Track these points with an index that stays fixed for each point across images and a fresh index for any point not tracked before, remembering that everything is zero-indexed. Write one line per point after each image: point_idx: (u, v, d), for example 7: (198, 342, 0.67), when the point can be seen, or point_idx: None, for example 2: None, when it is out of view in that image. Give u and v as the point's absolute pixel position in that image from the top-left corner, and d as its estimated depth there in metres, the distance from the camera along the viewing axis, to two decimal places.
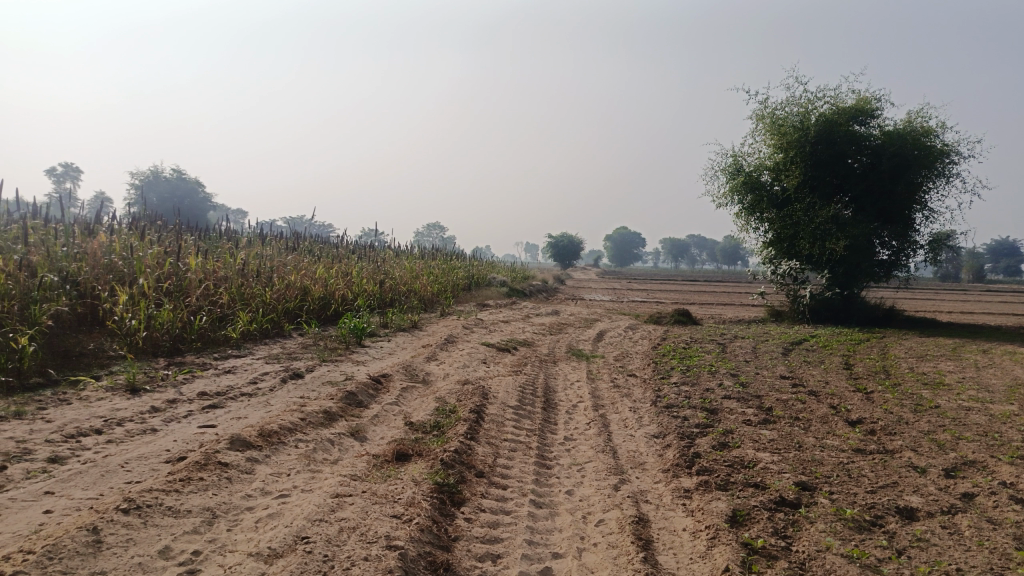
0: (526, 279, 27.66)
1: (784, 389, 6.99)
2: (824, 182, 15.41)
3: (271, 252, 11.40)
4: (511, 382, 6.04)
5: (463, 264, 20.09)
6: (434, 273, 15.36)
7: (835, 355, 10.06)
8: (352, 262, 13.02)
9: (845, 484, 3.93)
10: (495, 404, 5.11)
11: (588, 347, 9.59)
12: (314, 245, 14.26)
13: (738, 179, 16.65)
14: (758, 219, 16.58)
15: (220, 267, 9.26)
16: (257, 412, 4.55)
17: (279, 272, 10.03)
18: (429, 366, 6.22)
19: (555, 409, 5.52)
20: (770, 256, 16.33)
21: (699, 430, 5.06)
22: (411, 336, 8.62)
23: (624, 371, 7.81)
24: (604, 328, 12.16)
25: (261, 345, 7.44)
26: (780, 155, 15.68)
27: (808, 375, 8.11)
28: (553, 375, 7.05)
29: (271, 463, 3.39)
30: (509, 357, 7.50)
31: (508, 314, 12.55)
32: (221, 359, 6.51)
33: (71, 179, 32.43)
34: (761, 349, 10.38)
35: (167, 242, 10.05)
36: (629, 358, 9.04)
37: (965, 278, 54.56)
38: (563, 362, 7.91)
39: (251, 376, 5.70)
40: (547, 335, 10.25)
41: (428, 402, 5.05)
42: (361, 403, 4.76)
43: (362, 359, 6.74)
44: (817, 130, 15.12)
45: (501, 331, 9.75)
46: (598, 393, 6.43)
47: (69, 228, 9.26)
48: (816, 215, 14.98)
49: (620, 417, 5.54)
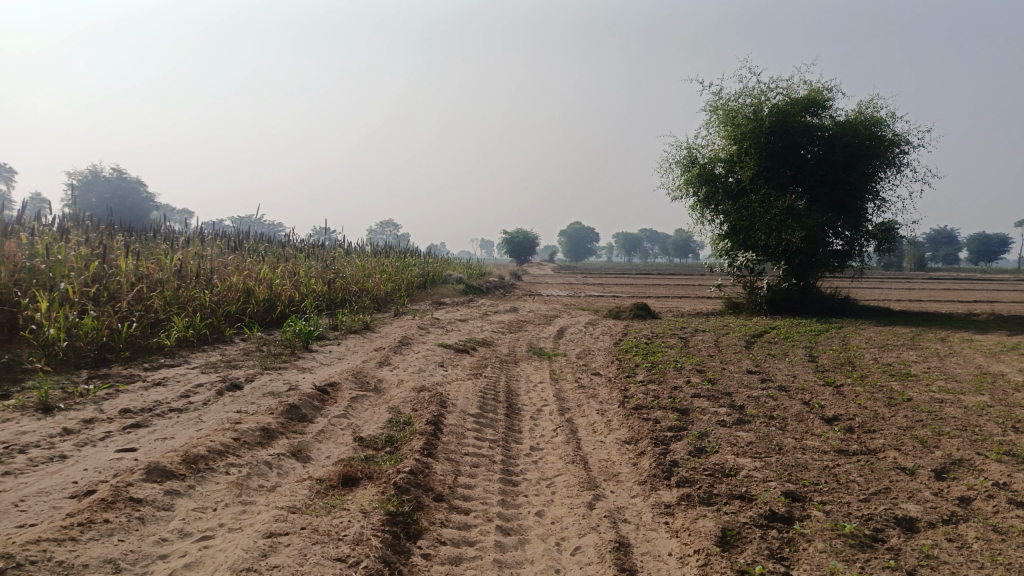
0: (481, 275, 27.20)
1: (754, 385, 6.73)
2: (778, 173, 15.36)
3: (212, 252, 10.75)
4: (470, 387, 5.63)
5: (417, 261, 19.58)
6: (387, 271, 14.84)
7: (798, 347, 9.89)
8: (299, 261, 12.42)
9: (836, 492, 3.62)
10: (454, 412, 4.68)
11: (548, 345, 9.23)
12: (258, 244, 13.59)
13: (693, 171, 16.51)
14: (714, 211, 16.45)
15: (154, 269, 8.62)
16: (185, 432, 4.05)
17: (219, 274, 9.41)
18: (382, 371, 5.77)
19: (519, 416, 5.12)
20: (727, 249, 16.18)
21: (673, 434, 4.72)
22: (361, 338, 8.12)
23: (587, 370, 7.46)
24: (564, 324, 11.81)
25: (198, 352, 6.87)
26: (735, 146, 15.58)
27: (775, 368, 7.87)
28: (515, 376, 6.66)
29: (195, 497, 2.91)
30: (467, 359, 7.08)
31: (464, 313, 12.13)
32: (152, 370, 5.94)
33: (3, 180, 30.80)
34: (723, 342, 10.16)
35: (96, 243, 9.36)
36: (592, 355, 8.70)
37: (907, 267, 56.17)
38: (524, 362, 7.52)
39: (183, 389, 5.15)
40: (505, 334, 9.86)
41: (379, 413, 4.60)
42: (304, 417, 4.29)
43: (308, 365, 6.23)
44: (771, 121, 15.05)
45: (458, 331, 9.31)
46: (563, 395, 6.06)
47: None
48: (772, 206, 14.89)
49: (588, 422, 5.17)
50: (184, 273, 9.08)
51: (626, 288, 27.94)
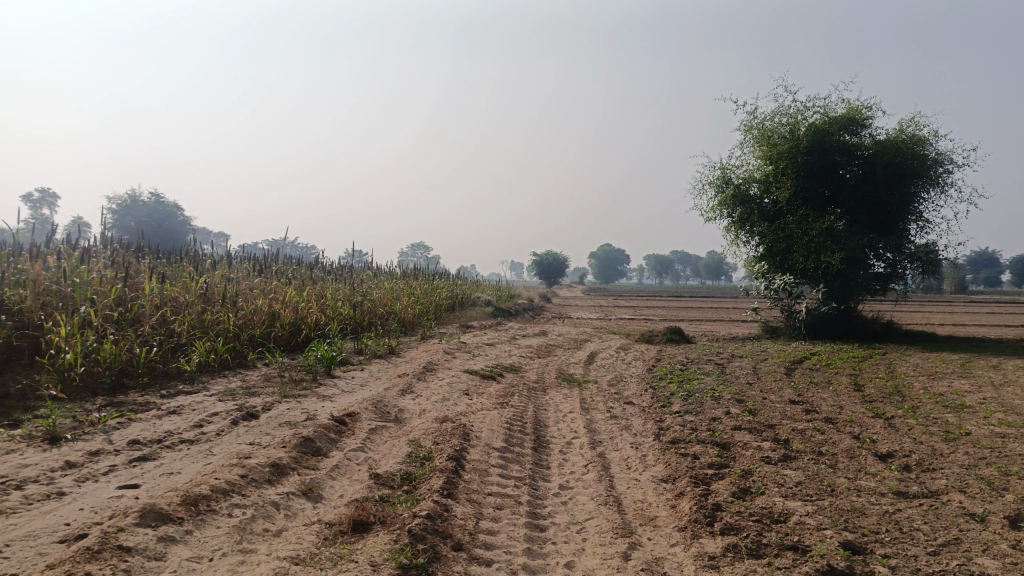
0: (511, 297, 26.96)
1: (798, 417, 6.32)
2: (816, 193, 14.92)
3: (239, 275, 10.67)
4: (496, 418, 5.33)
5: (447, 284, 19.42)
6: (416, 294, 14.67)
7: (841, 374, 9.41)
8: (327, 284, 12.30)
9: (900, 544, 3.25)
10: (478, 446, 4.40)
11: (579, 371, 8.91)
12: (287, 266, 13.53)
13: (728, 191, 16.14)
14: (750, 232, 16.05)
15: (178, 292, 8.53)
16: (193, 467, 3.82)
17: (244, 297, 9.29)
18: (404, 400, 5.52)
19: (547, 449, 4.82)
20: (763, 271, 15.73)
21: (714, 473, 4.37)
22: (386, 363, 7.90)
23: (620, 399, 7.12)
24: (595, 349, 11.46)
25: (218, 378, 6.69)
26: (770, 167, 15.20)
27: (818, 398, 7.44)
28: (543, 405, 6.35)
29: (191, 545, 2.66)
30: (493, 386, 6.81)
31: (493, 336, 11.86)
32: (170, 397, 5.76)
33: (46, 204, 31.49)
34: (762, 369, 9.73)
35: (123, 265, 9.32)
36: (624, 382, 8.36)
37: (948, 289, 54.67)
38: (553, 390, 7.21)
39: (197, 418, 4.95)
40: (534, 359, 9.56)
41: (398, 446, 4.33)
42: (319, 450, 4.04)
43: (328, 393, 6.01)
44: (808, 141, 14.65)
45: (485, 356, 9.03)
46: (594, 427, 5.74)
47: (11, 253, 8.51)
48: (810, 227, 14.45)
49: (621, 457, 4.85)
50: (210, 296, 8.97)
51: (657, 311, 27.45)
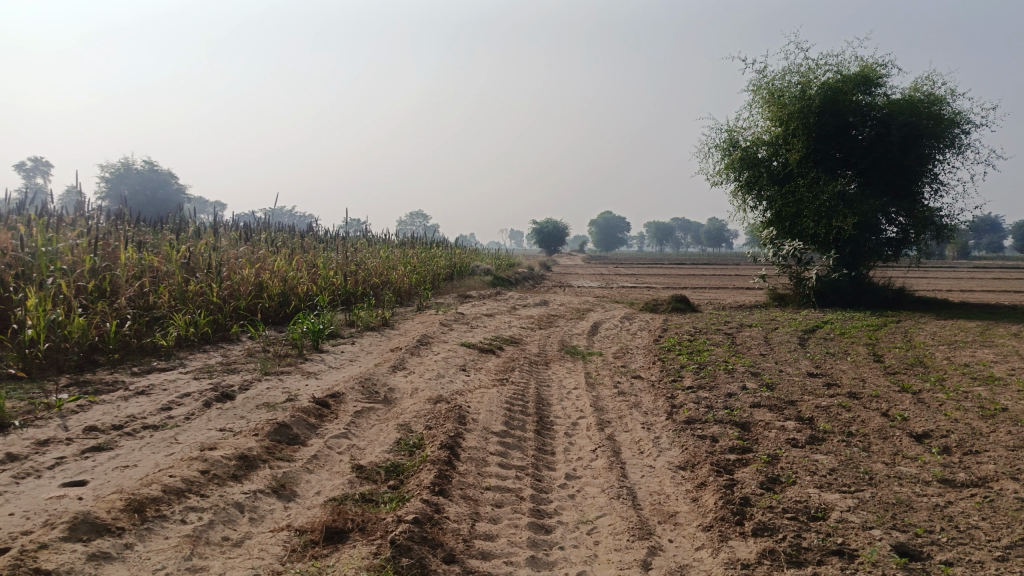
0: (511, 266, 26.49)
1: (819, 392, 5.88)
2: (827, 155, 14.36)
3: (226, 243, 10.18)
4: (496, 396, 4.88)
5: (445, 252, 18.93)
6: (412, 263, 14.18)
7: (857, 344, 8.96)
8: (319, 253, 11.81)
9: (962, 547, 2.81)
10: (475, 431, 3.96)
11: (583, 343, 8.47)
12: (278, 235, 13.03)
13: (735, 154, 15.59)
14: (757, 196, 15.54)
15: (160, 263, 8.06)
16: (153, 458, 3.37)
17: (230, 266, 8.81)
18: (394, 377, 5.07)
19: (552, 432, 4.38)
20: (772, 237, 15.20)
21: (737, 459, 3.93)
22: (379, 336, 7.45)
23: (627, 373, 6.68)
24: (599, 319, 11.00)
25: (198, 354, 6.23)
26: (780, 128, 14.62)
27: (838, 371, 6.99)
28: (545, 381, 5.89)
29: (129, 564, 2.21)
30: (492, 360, 6.36)
31: (492, 306, 11.38)
32: (141, 376, 5.30)
33: (39, 173, 30.77)
34: (773, 339, 9.28)
35: (102, 232, 8.82)
36: (631, 355, 7.91)
37: (951, 254, 54.27)
38: (556, 364, 6.76)
39: (167, 400, 4.50)
40: (536, 330, 9.10)
41: (386, 432, 3.89)
42: (297, 437, 3.60)
43: (314, 370, 5.56)
44: (820, 100, 14.02)
45: (484, 328, 8.58)
46: (601, 405, 5.30)
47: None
48: (821, 190, 13.95)
49: (632, 440, 4.41)
50: (193, 266, 8.49)
51: (659, 279, 26.98)
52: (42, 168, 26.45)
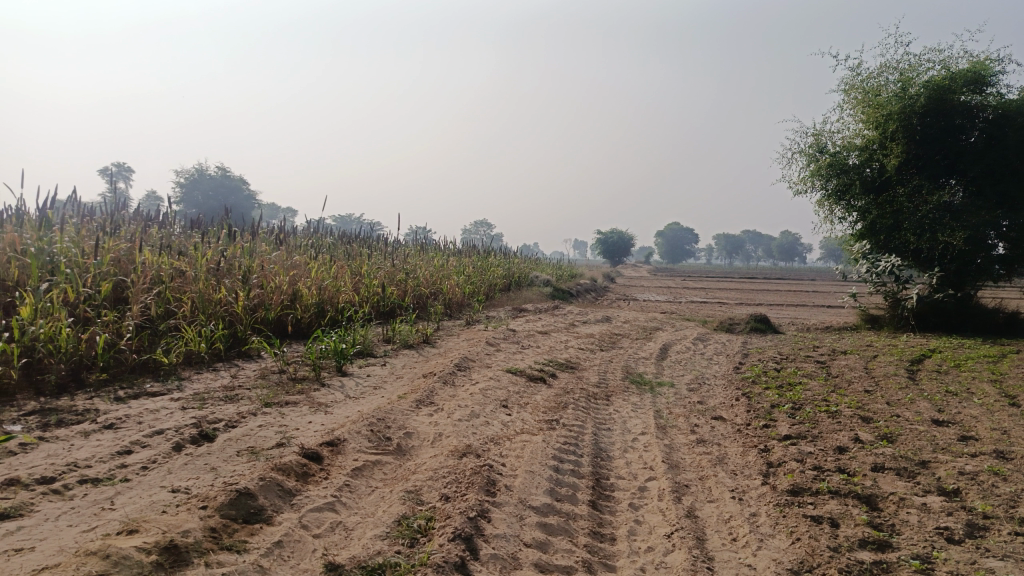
0: (575, 278, 25.41)
1: (955, 449, 4.60)
2: (931, 161, 12.77)
3: (264, 247, 9.46)
4: (541, 446, 3.83)
5: (505, 262, 18.03)
6: (467, 273, 13.30)
7: (980, 380, 7.51)
8: (366, 260, 11.00)
9: None
10: (507, 508, 2.92)
11: (651, 370, 7.35)
12: (328, 241, 12.33)
13: (822, 160, 14.24)
14: (847, 206, 14.10)
15: (187, 269, 7.36)
16: (61, 538, 2.45)
17: (262, 272, 8.06)
18: (417, 416, 4.09)
19: (612, 504, 3.30)
20: (865, 251, 13.66)
21: (874, 565, 2.78)
22: (416, 356, 6.53)
23: (705, 413, 5.53)
24: (669, 340, 9.84)
25: (204, 374, 5.39)
26: (875, 131, 13.22)
27: (969, 418, 5.63)
28: (606, 423, 4.81)
29: None
30: (543, 393, 5.32)
31: (549, 322, 10.34)
32: (123, 402, 4.45)
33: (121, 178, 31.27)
34: (876, 372, 7.89)
35: (132, 235, 8.21)
36: (708, 387, 6.75)
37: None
38: (618, 399, 5.65)
39: (133, 441, 3.60)
40: (597, 353, 8.02)
41: (389, 502, 2.89)
42: (263, 512, 2.63)
43: (326, 400, 4.62)
44: (924, 100, 12.43)
45: (536, 349, 7.52)
46: (677, 460, 4.17)
47: (21, 219, 7.47)
48: (924, 201, 12.40)
49: (722, 521, 3.29)
50: (222, 272, 7.77)
51: (732, 295, 25.37)
52: (120, 175, 26.87)
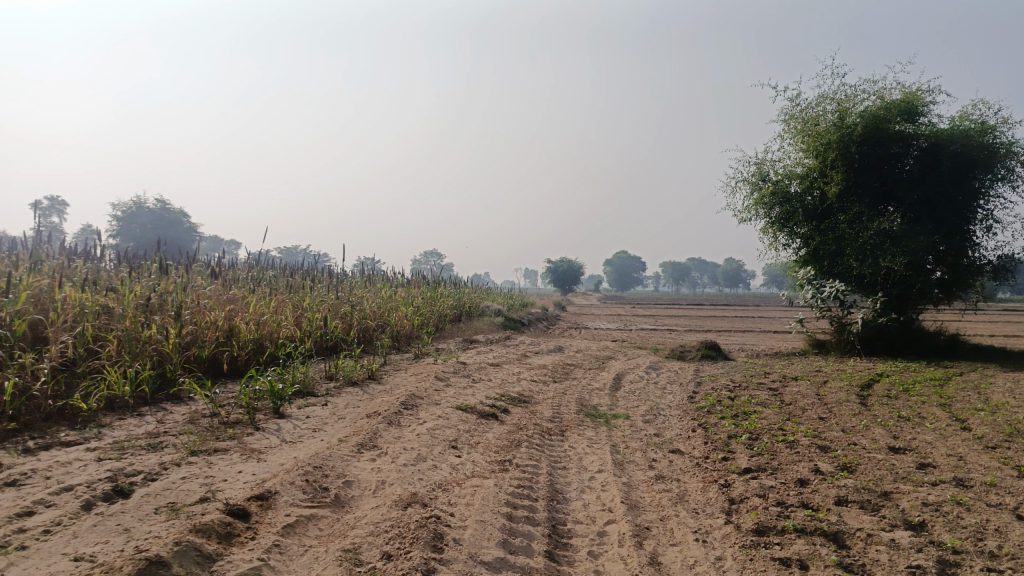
0: (525, 308, 25.25)
1: (915, 479, 4.50)
2: (870, 189, 13.08)
3: (200, 281, 9.01)
4: (492, 491, 3.57)
5: (454, 292, 17.76)
6: (415, 304, 12.99)
7: (929, 404, 7.55)
8: (309, 293, 10.61)
9: None
10: (455, 567, 2.64)
11: (605, 401, 7.16)
12: (270, 274, 11.89)
13: (765, 188, 14.47)
14: (791, 233, 14.33)
15: (113, 306, 6.90)
16: None
17: (196, 307, 7.63)
18: (359, 462, 3.78)
19: (570, 555, 3.06)
20: (809, 277, 13.83)
21: None
22: (360, 394, 6.20)
23: (662, 447, 5.35)
24: (622, 370, 9.69)
25: (127, 421, 4.96)
26: (815, 160, 13.50)
27: (924, 444, 5.59)
28: (562, 461, 4.58)
29: None
30: (494, 431, 5.06)
31: (500, 354, 10.10)
32: (31, 454, 4.02)
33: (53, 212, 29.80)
34: (828, 398, 7.86)
35: (54, 271, 7.70)
36: (664, 418, 6.59)
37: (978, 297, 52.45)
38: (573, 434, 5.43)
39: (34, 501, 3.20)
40: (549, 385, 7.80)
41: (323, 564, 2.59)
42: None
43: (260, 446, 4.27)
44: (861, 129, 12.75)
45: (487, 383, 7.26)
46: (636, 500, 3.96)
47: None
48: (864, 227, 12.67)
49: (687, 567, 3.08)
50: (152, 308, 7.32)
51: (682, 322, 25.53)
52: (53, 207, 25.72)
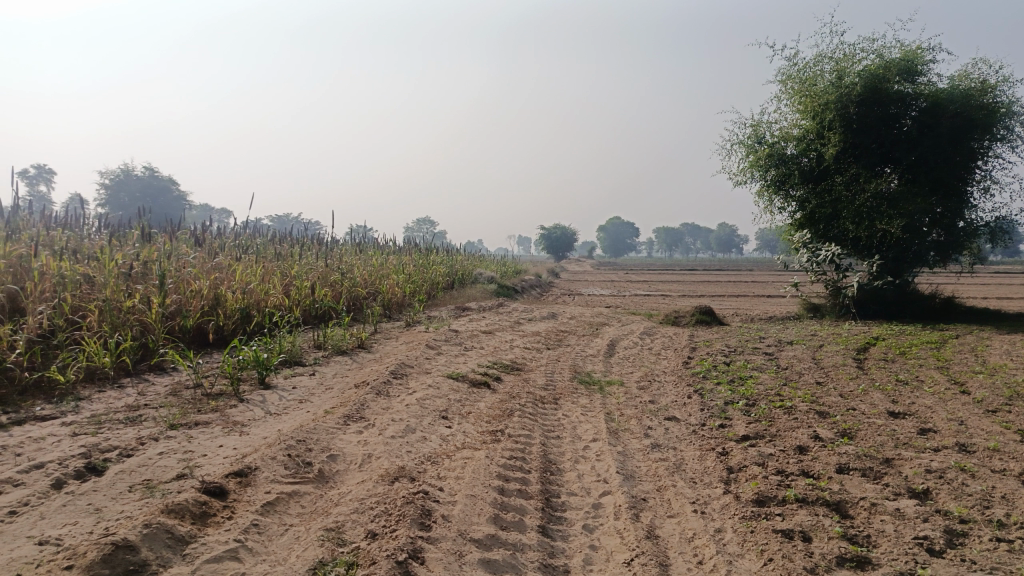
0: (519, 274, 25.09)
1: (917, 445, 4.40)
2: (867, 150, 12.86)
3: (184, 249, 8.78)
4: (484, 463, 3.43)
5: (447, 259, 17.56)
6: (407, 271, 12.81)
7: (927, 368, 7.45)
8: (297, 260, 10.39)
9: None
10: (443, 545, 2.51)
11: (600, 368, 7.04)
12: (258, 242, 11.66)
13: (761, 151, 14.24)
14: (787, 196, 14.14)
15: (92, 276, 6.69)
16: None
17: (180, 276, 7.42)
18: (345, 434, 3.64)
19: (564, 530, 2.93)
20: (805, 240, 13.68)
21: None
22: (349, 363, 6.05)
23: (658, 414, 5.23)
24: (616, 336, 9.57)
25: (106, 393, 4.79)
26: (812, 121, 13.26)
27: (924, 409, 5.49)
28: (556, 430, 4.45)
29: None
30: (486, 400, 4.93)
31: (493, 321, 9.95)
32: (3, 430, 3.86)
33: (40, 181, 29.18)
34: (825, 362, 7.76)
35: (31, 240, 7.46)
36: (659, 384, 6.47)
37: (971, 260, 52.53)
38: (567, 402, 5.30)
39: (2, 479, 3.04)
40: (543, 352, 7.67)
41: (304, 545, 2.46)
42: (146, 568, 2.16)
43: (244, 419, 4.12)
44: (860, 89, 12.49)
45: (480, 351, 7.12)
46: (632, 469, 3.84)
47: None
48: (861, 189, 12.49)
49: (685, 541, 2.96)
50: (134, 277, 7.11)
51: (676, 287, 25.44)
52: (38, 176, 25.24)
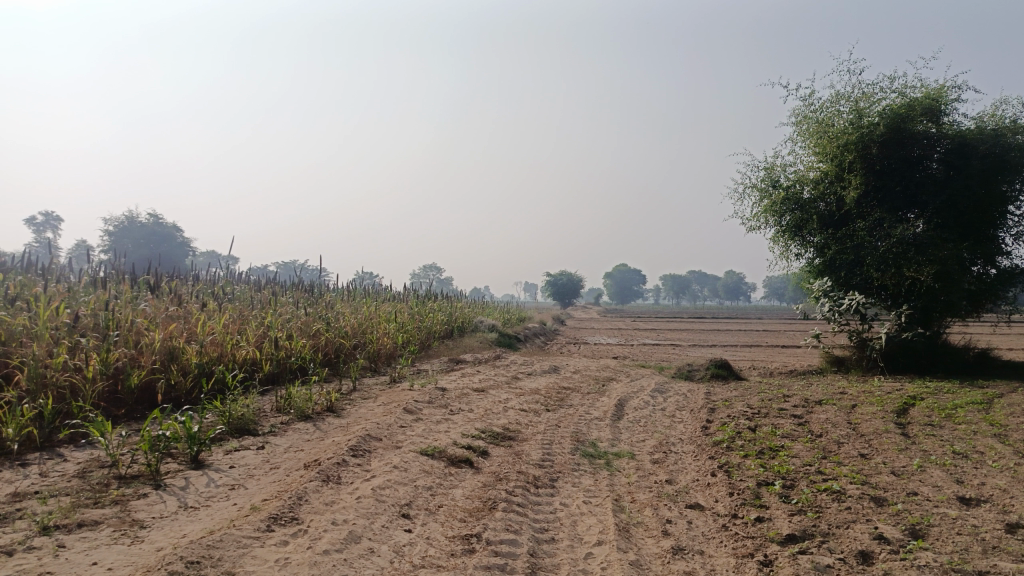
0: (523, 323, 24.21)
1: (1015, 550, 3.41)
2: (890, 192, 12.02)
3: (146, 296, 7.94)
4: None
5: (446, 306, 16.71)
6: (399, 319, 11.91)
7: (983, 436, 6.45)
8: (276, 308, 9.54)
9: None
10: None
11: (606, 436, 6.08)
12: (238, 288, 10.81)
13: (775, 194, 13.45)
14: (804, 242, 13.30)
15: (21, 328, 5.81)
16: None
17: (129, 326, 6.54)
18: (263, 547, 2.70)
19: None
20: (826, 289, 12.63)
21: None
22: (310, 432, 5.12)
23: (678, 502, 4.26)
24: (625, 394, 8.60)
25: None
26: (830, 163, 12.50)
27: (1001, 493, 4.49)
28: (550, 530, 3.49)
29: None
30: (465, 485, 3.98)
31: (488, 377, 9.02)
32: None
33: (45, 227, 28.49)
34: (863, 429, 6.74)
35: None
36: (676, 457, 5.50)
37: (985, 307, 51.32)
38: (566, 485, 4.35)
39: None
40: (541, 416, 6.73)
41: None
42: None
43: (149, 518, 3.18)
44: (881, 129, 11.70)
45: (468, 415, 6.18)
46: None
47: None
48: (886, 234, 11.59)
49: None
50: (76, 327, 6.23)
51: (688, 336, 24.43)
52: (37, 222, 24.61)
